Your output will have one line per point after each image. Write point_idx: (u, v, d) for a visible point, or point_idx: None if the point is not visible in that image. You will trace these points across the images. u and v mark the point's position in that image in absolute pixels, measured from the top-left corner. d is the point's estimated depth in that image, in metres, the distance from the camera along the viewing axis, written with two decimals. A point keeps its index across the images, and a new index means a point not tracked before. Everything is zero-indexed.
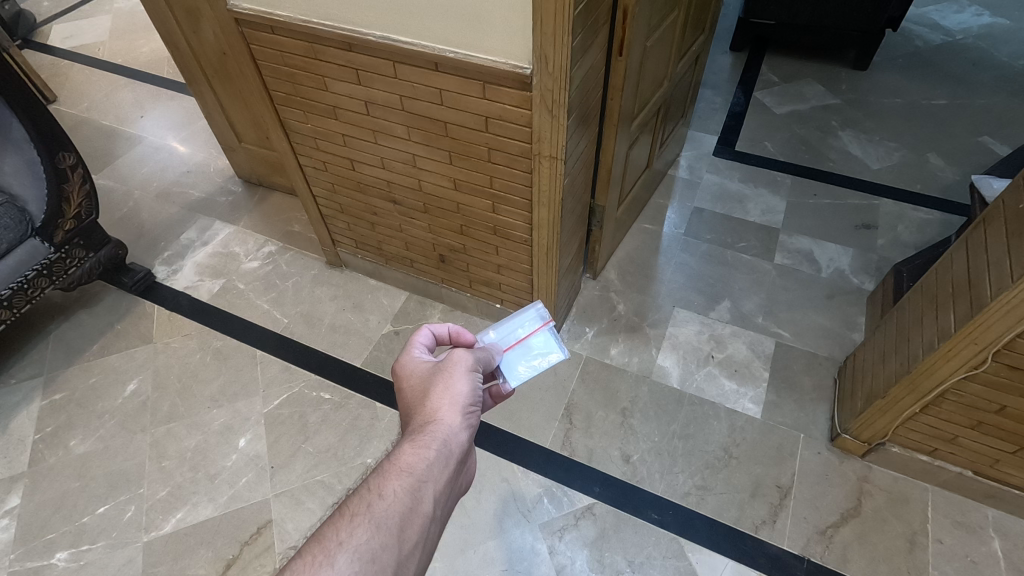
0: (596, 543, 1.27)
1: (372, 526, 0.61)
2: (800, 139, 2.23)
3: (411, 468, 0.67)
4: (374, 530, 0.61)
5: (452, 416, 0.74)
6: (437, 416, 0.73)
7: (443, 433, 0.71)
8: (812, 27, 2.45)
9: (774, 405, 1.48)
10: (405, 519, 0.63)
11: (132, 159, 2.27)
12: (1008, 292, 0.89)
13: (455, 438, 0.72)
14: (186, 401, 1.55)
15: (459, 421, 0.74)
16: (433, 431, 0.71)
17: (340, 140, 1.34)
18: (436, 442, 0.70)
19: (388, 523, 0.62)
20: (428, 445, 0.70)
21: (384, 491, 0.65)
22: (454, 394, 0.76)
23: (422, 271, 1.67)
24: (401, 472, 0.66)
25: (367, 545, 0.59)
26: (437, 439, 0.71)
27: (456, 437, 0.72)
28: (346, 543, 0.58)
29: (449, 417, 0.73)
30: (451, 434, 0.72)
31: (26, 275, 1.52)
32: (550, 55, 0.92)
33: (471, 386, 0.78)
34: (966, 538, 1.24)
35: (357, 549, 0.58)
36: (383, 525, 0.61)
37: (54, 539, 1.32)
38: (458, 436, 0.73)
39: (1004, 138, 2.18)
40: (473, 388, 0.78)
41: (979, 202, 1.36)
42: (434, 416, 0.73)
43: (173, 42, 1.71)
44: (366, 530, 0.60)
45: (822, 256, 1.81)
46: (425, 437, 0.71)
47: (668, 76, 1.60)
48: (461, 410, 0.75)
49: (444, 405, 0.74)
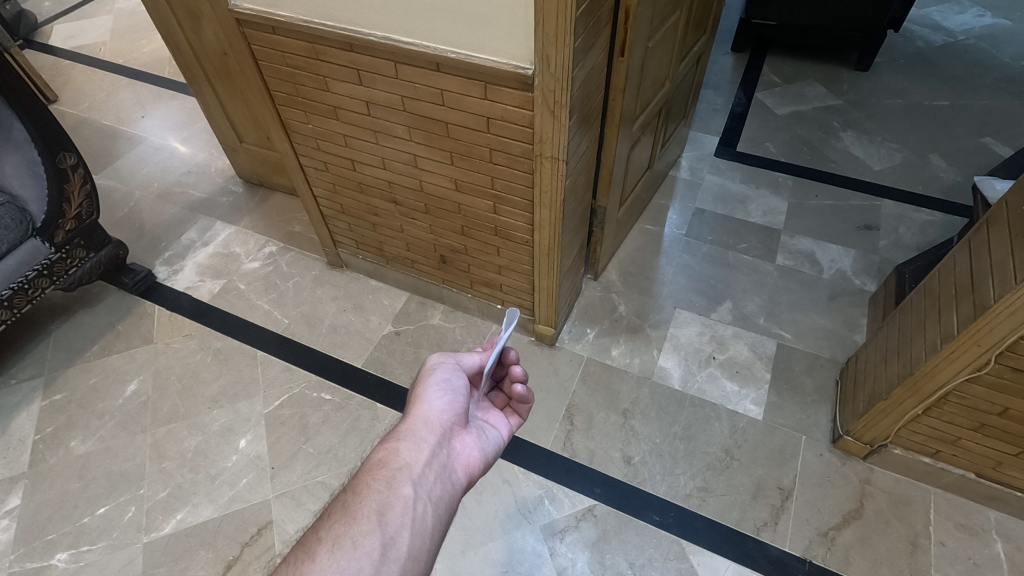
0: (597, 544, 1.27)
1: (350, 516, 0.66)
2: (802, 139, 2.22)
3: (385, 462, 0.73)
4: (353, 519, 0.66)
5: (422, 406, 0.80)
6: (410, 412, 0.80)
7: (413, 427, 0.78)
8: (814, 27, 2.45)
9: (775, 406, 1.47)
10: (383, 504, 0.68)
11: (134, 158, 2.27)
12: (1012, 294, 0.89)
13: (426, 425, 0.78)
14: (187, 401, 1.54)
15: (431, 411, 0.80)
16: (406, 425, 0.78)
17: (341, 140, 1.33)
18: (406, 433, 0.77)
19: (365, 510, 0.67)
20: (400, 438, 0.76)
21: (362, 486, 0.71)
22: (423, 389, 0.82)
23: (423, 272, 1.66)
24: (376, 467, 0.73)
25: (348, 533, 0.64)
26: (409, 431, 0.77)
27: (426, 426, 0.78)
28: (327, 535, 0.64)
29: (419, 408, 0.80)
30: (421, 425, 0.78)
31: (27, 275, 1.52)
32: (552, 55, 0.92)
33: (442, 375, 0.84)
34: (969, 541, 1.24)
35: (338, 537, 0.64)
36: (361, 514, 0.67)
37: (54, 540, 1.31)
38: (429, 422, 0.79)
39: (1006, 139, 2.18)
40: (444, 377, 0.83)
41: (982, 203, 1.36)
42: (407, 414, 0.80)
43: (174, 42, 1.71)
44: (346, 521, 0.66)
45: (824, 257, 1.81)
46: (397, 434, 0.77)
47: (670, 77, 1.60)
48: (431, 399, 0.81)
49: (414, 402, 0.81)
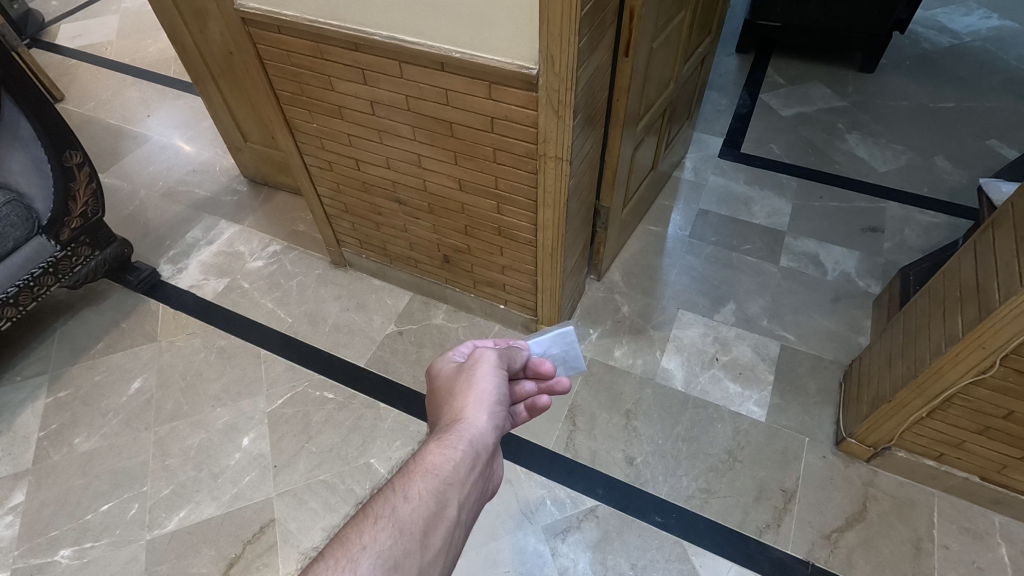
0: (598, 546, 1.27)
1: (395, 531, 0.58)
2: (806, 141, 2.22)
3: (436, 470, 0.65)
4: (398, 534, 0.58)
5: (479, 415, 0.72)
6: (465, 415, 0.72)
7: (471, 433, 0.70)
8: (820, 29, 2.44)
9: (779, 408, 1.47)
10: (429, 523, 0.60)
11: (139, 157, 2.28)
12: (1016, 297, 0.88)
13: (481, 437, 0.71)
14: (190, 399, 1.55)
15: (486, 421, 0.72)
16: (460, 431, 0.70)
17: (346, 140, 1.34)
18: (462, 441, 0.69)
19: (412, 528, 0.59)
20: (456, 445, 0.68)
21: (408, 493, 0.62)
22: (480, 394, 0.74)
23: (428, 272, 1.67)
24: (426, 473, 0.64)
25: (391, 552, 0.56)
26: (464, 439, 0.69)
27: (483, 436, 0.71)
28: (369, 546, 0.56)
29: (477, 416, 0.72)
30: (479, 432, 0.71)
31: (32, 272, 1.53)
32: (558, 56, 0.92)
33: (498, 388, 0.77)
34: (972, 544, 1.23)
35: (380, 554, 0.55)
36: (408, 530, 0.59)
37: (58, 536, 1.32)
38: (484, 435, 0.71)
39: (1013, 142, 2.17)
40: (499, 390, 0.77)
41: (987, 205, 1.35)
42: (461, 415, 0.72)
43: (180, 42, 1.72)
44: (389, 534, 0.58)
45: (828, 259, 1.81)
46: (452, 436, 0.69)
47: (674, 78, 1.60)
48: (488, 409, 0.74)
49: (470, 404, 0.73)
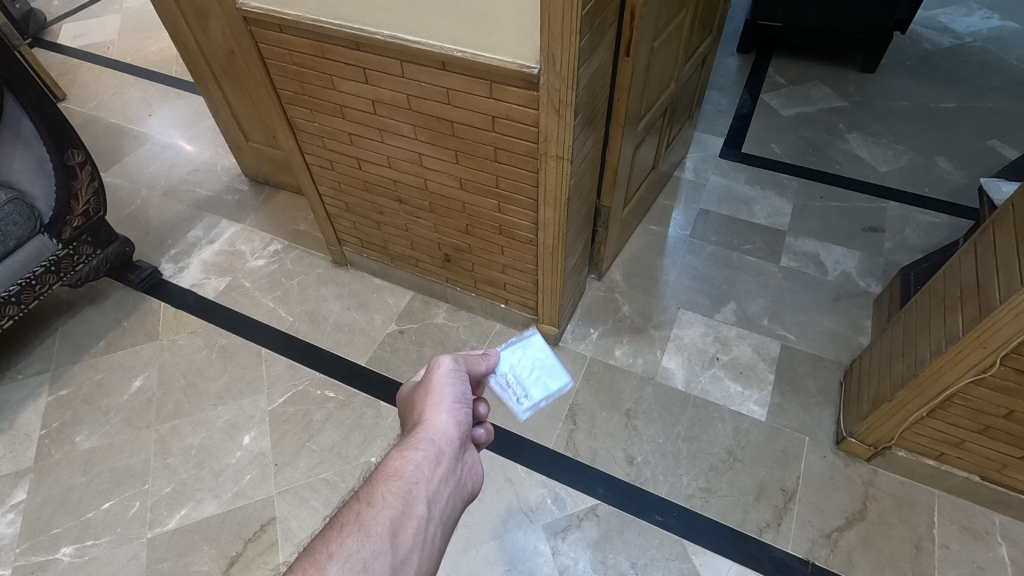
0: (599, 544, 1.27)
1: (361, 535, 0.59)
2: (807, 141, 2.22)
3: (400, 472, 0.66)
4: (365, 538, 0.59)
5: (440, 414, 0.73)
6: (425, 418, 0.73)
7: (431, 433, 0.71)
8: (821, 29, 2.44)
9: (779, 408, 1.47)
10: (397, 522, 0.61)
11: (140, 156, 2.28)
12: (1017, 296, 0.88)
13: (444, 435, 0.71)
14: (191, 397, 1.55)
15: (448, 419, 0.73)
16: (421, 433, 0.71)
17: (347, 139, 1.34)
18: (423, 442, 0.69)
19: (378, 529, 0.60)
20: (417, 447, 0.69)
21: (373, 498, 0.63)
22: (439, 395, 0.75)
23: (429, 271, 1.67)
24: (391, 477, 0.65)
25: (358, 555, 0.57)
26: (426, 439, 0.70)
27: (446, 433, 0.71)
28: (336, 553, 0.56)
29: (437, 416, 0.73)
30: (440, 432, 0.71)
31: (34, 271, 1.54)
32: (558, 55, 0.93)
33: (456, 386, 0.77)
34: (973, 544, 1.23)
35: (347, 558, 0.56)
36: (374, 532, 0.59)
37: (59, 534, 1.32)
38: (446, 434, 0.71)
39: (1014, 142, 2.17)
40: (459, 388, 0.77)
41: (987, 205, 1.35)
42: (422, 418, 0.73)
43: (182, 42, 1.72)
44: (356, 539, 0.58)
45: (828, 258, 1.81)
46: (412, 440, 0.70)
47: (675, 79, 1.61)
48: (448, 407, 0.74)
49: (429, 407, 0.74)
